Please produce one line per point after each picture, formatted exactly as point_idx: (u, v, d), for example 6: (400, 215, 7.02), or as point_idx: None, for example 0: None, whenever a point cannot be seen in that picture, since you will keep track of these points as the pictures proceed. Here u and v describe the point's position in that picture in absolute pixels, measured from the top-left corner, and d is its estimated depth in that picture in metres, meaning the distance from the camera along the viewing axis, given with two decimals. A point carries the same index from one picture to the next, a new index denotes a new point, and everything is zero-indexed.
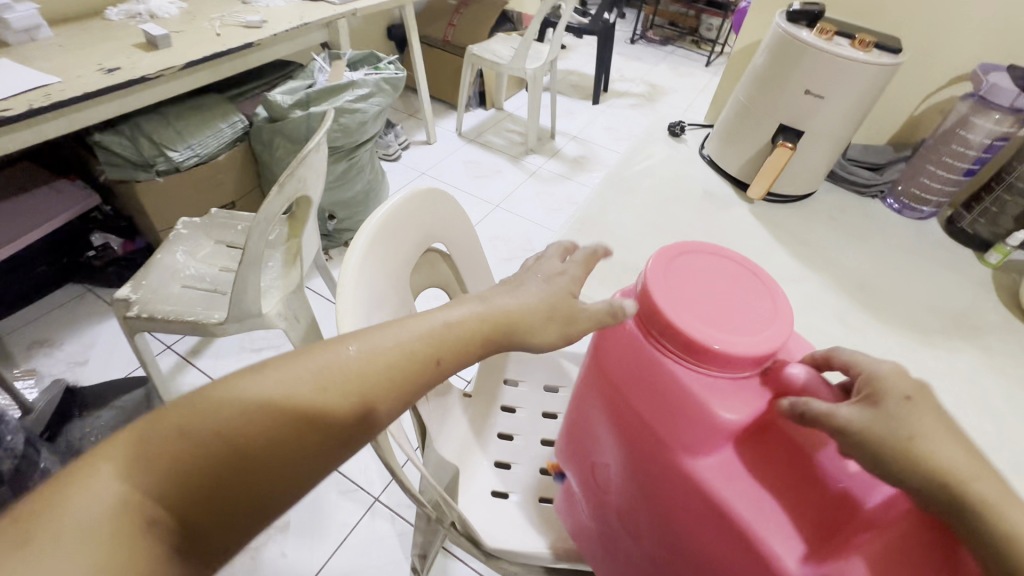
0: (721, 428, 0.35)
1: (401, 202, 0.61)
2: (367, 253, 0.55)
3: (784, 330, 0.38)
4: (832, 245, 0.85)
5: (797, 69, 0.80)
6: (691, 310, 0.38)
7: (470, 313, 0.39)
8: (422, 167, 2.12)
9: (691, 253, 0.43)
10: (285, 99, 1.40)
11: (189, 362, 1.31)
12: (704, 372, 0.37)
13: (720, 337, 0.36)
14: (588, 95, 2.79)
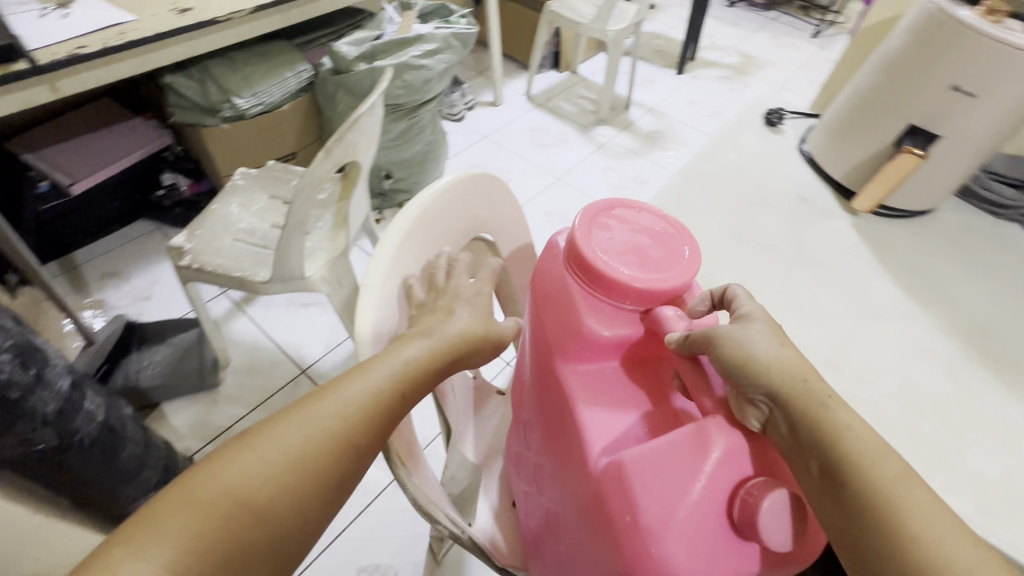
0: (591, 342, 0.44)
1: (448, 187, 0.55)
2: (402, 242, 0.49)
3: (682, 276, 0.45)
4: (952, 276, 0.70)
5: (945, 59, 0.64)
6: (608, 251, 0.45)
7: (425, 348, 0.41)
8: (486, 131, 2.03)
9: (625, 208, 0.50)
10: (351, 50, 1.35)
11: (241, 310, 1.35)
12: (602, 299, 0.45)
13: (627, 272, 0.43)
14: (673, 63, 2.56)
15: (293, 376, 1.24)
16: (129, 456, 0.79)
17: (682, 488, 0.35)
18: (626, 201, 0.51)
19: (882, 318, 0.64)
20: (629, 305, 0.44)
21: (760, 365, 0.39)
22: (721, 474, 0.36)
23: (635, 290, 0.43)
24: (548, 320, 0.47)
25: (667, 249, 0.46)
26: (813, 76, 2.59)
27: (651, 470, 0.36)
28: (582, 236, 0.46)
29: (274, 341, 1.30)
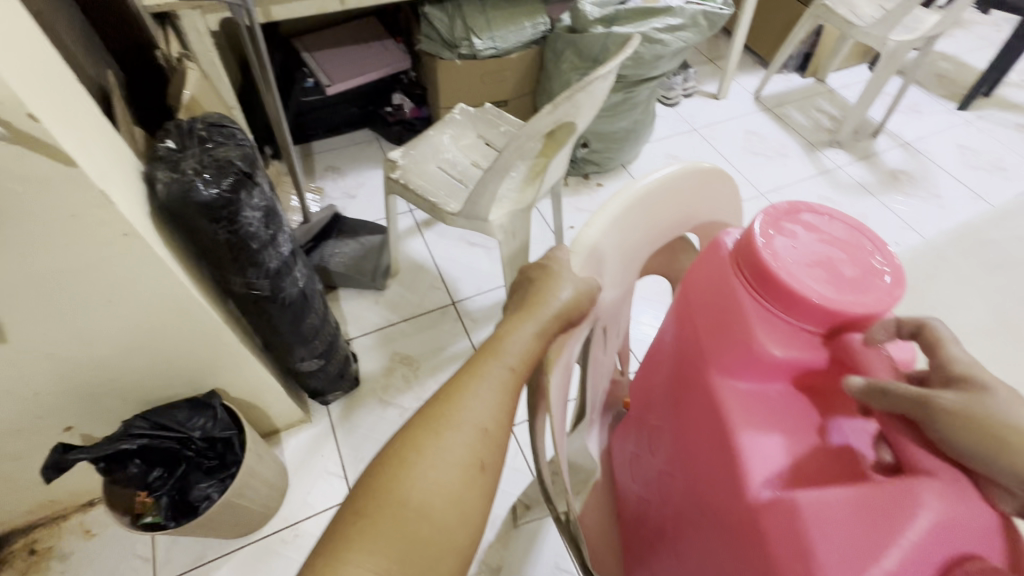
0: (764, 362, 0.39)
1: (694, 171, 0.53)
2: (636, 199, 0.48)
3: (880, 306, 0.38)
4: None
5: None
6: (794, 262, 0.39)
7: (542, 324, 0.40)
8: (697, 123, 1.88)
9: (812, 215, 0.43)
10: (594, 11, 1.33)
11: (420, 231, 1.48)
12: (777, 315, 0.39)
13: (818, 292, 0.38)
14: (957, 93, 2.07)
15: (444, 304, 1.33)
16: (310, 324, 0.91)
17: (881, 554, 0.30)
18: (811, 204, 0.44)
19: None
20: (809, 326, 0.39)
21: (1004, 442, 0.31)
22: (930, 548, 0.30)
23: (826, 312, 0.38)
24: (708, 322, 0.42)
25: (860, 270, 0.40)
26: None
27: (839, 526, 0.32)
28: (765, 239, 0.40)
29: (438, 268, 1.40)
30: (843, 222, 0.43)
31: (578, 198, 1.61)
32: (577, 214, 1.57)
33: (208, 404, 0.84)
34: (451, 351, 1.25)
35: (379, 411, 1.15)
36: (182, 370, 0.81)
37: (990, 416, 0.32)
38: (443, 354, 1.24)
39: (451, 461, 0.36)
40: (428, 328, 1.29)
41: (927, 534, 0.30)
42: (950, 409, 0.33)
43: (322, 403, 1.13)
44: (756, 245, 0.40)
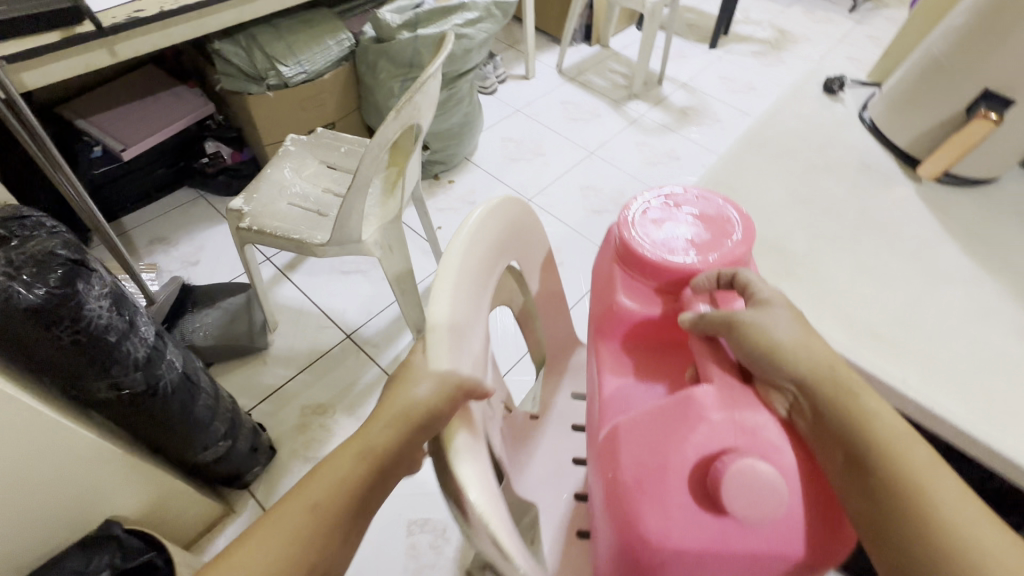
0: (621, 316, 0.53)
1: (498, 203, 0.49)
2: (465, 260, 0.42)
3: (715, 262, 0.51)
4: (1015, 244, 0.71)
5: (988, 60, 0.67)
6: (647, 236, 0.53)
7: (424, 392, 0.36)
8: (518, 104, 2.02)
9: (680, 196, 0.56)
10: (395, 18, 1.35)
11: (286, 276, 1.39)
12: (634, 278, 0.54)
13: (658, 254, 0.51)
14: (706, 37, 2.51)
15: (339, 340, 1.28)
16: (203, 407, 0.82)
17: (665, 447, 0.39)
18: (682, 187, 0.57)
19: (953, 283, 0.64)
20: (659, 284, 0.53)
21: (777, 345, 0.42)
22: (702, 440, 0.39)
23: (664, 270, 0.51)
24: (596, 302, 0.57)
25: (707, 234, 0.53)
26: (851, 51, 2.53)
27: (637, 432, 0.42)
28: (625, 222, 0.54)
29: (319, 308, 1.34)
30: (705, 198, 0.56)
31: (436, 200, 1.65)
32: (438, 214, 1.61)
33: (107, 537, 0.72)
34: (363, 383, 1.20)
35: (307, 470, 1.07)
36: (60, 511, 0.67)
37: (765, 330, 0.43)
38: (356, 390, 1.19)
39: (309, 500, 0.38)
40: (329, 370, 1.22)
41: (697, 426, 0.39)
42: (746, 322, 0.44)
43: (242, 488, 1.02)
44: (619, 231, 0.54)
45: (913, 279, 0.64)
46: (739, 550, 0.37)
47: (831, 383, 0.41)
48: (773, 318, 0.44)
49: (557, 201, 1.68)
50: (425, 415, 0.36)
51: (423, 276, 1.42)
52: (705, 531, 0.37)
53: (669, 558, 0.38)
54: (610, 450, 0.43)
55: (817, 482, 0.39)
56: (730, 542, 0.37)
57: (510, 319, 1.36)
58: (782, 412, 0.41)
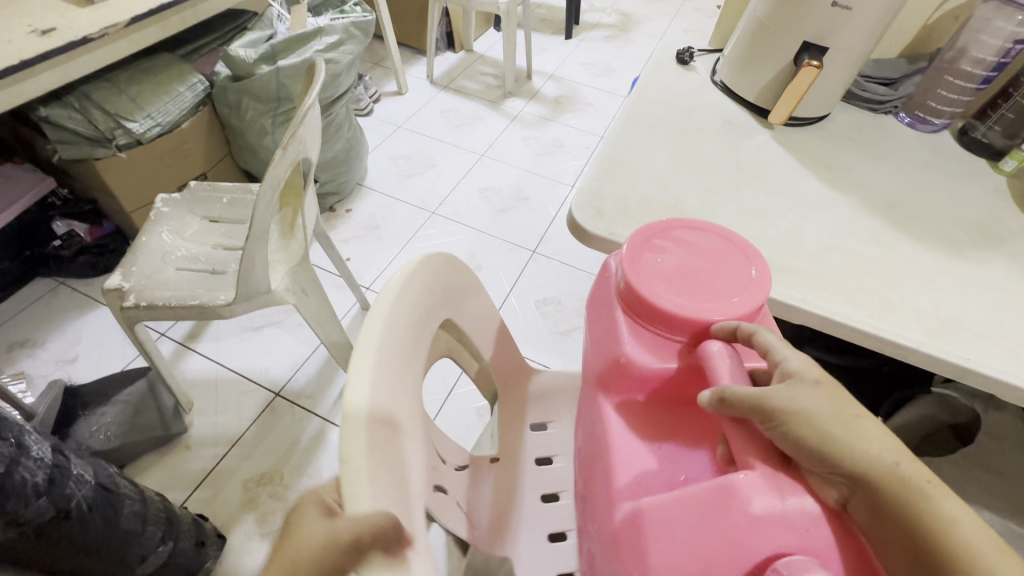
0: (628, 370, 0.47)
1: (421, 263, 0.47)
2: (386, 334, 0.39)
3: (738, 308, 0.46)
4: (854, 165, 0.84)
5: (802, 16, 0.79)
6: (660, 280, 0.47)
7: (318, 535, 0.29)
8: (398, 120, 2.00)
9: (694, 235, 0.51)
10: (249, 53, 1.28)
11: (189, 349, 1.27)
12: (644, 327, 0.47)
13: (674, 300, 0.46)
14: (560, 29, 2.65)
15: (268, 401, 1.19)
16: (130, 514, 0.73)
17: (705, 548, 0.36)
18: (693, 223, 0.52)
19: (818, 208, 0.74)
20: (674, 335, 0.47)
21: (827, 435, 0.38)
22: (752, 543, 0.34)
23: (680, 320, 0.45)
24: (598, 347, 0.51)
25: (720, 278, 0.48)
26: (686, 24, 2.81)
27: (673, 526, 0.37)
28: (635, 264, 0.48)
29: (238, 372, 1.24)
30: (716, 236, 0.51)
31: (337, 231, 1.58)
32: (343, 246, 1.54)
33: None
34: (307, 439, 1.13)
35: (267, 546, 0.99)
36: None
37: (809, 414, 0.38)
38: (301, 447, 1.12)
39: None
40: (265, 435, 1.13)
41: (744, 528, 0.35)
42: (789, 406, 0.38)
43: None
44: (627, 270, 0.48)
45: (787, 211, 0.73)
46: None
47: (894, 481, 0.37)
48: (820, 404, 0.39)
49: (460, 209, 1.69)
50: (319, 565, 0.29)
51: (343, 312, 1.36)
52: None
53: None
54: (638, 541, 0.39)
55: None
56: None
57: None
58: (834, 501, 0.37)
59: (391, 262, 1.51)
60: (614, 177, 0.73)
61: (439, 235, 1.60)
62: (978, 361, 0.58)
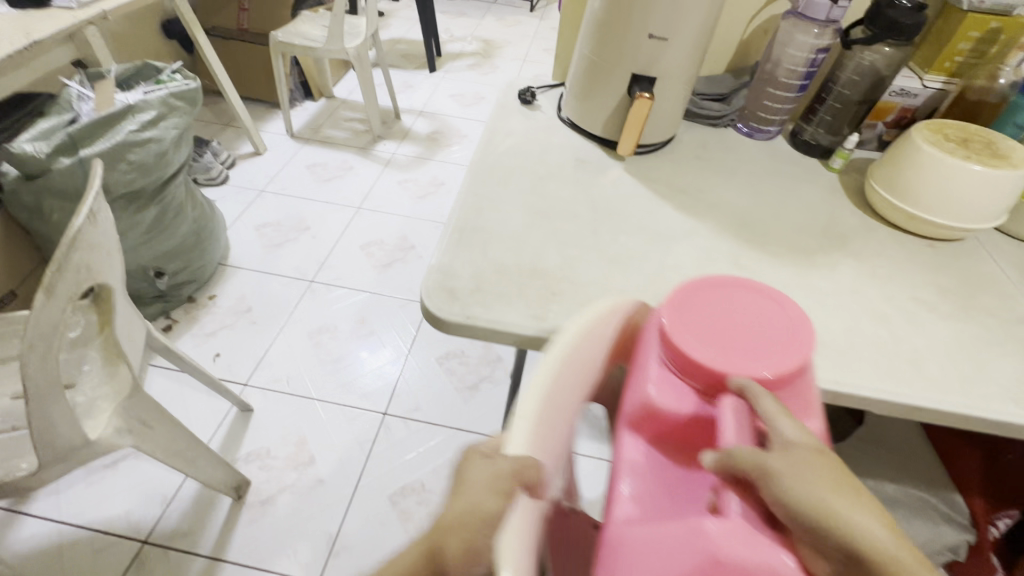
0: (654, 413, 0.43)
1: (619, 303, 0.48)
2: (564, 357, 0.40)
3: (773, 365, 0.42)
4: (705, 185, 0.84)
5: (626, 49, 0.78)
6: (699, 330, 0.44)
7: (482, 490, 0.30)
8: (259, 183, 1.83)
9: (748, 293, 0.48)
10: (40, 147, 1.06)
11: (18, 513, 1.03)
12: (665, 369, 0.45)
13: (700, 349, 0.43)
14: (423, 63, 2.61)
15: (134, 552, 1.00)
16: None
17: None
18: (755, 285, 0.49)
19: (677, 240, 0.73)
20: (698, 385, 0.43)
21: (818, 505, 0.31)
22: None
23: (704, 368, 0.42)
24: (626, 388, 0.47)
25: (766, 339, 0.44)
26: (546, 43, 2.90)
27: (641, 549, 0.33)
28: (674, 313, 0.45)
29: (85, 526, 1.02)
30: (768, 297, 0.48)
31: (198, 326, 1.38)
32: (208, 341, 1.35)
33: None
34: None
35: None
36: None
37: (803, 482, 0.32)
38: None
39: None
40: None
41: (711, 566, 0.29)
42: (784, 469, 0.33)
43: None
44: (662, 313, 0.46)
45: (648, 249, 0.70)
46: None
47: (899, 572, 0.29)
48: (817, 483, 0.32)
49: (342, 271, 1.56)
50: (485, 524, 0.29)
51: (215, 426, 1.18)
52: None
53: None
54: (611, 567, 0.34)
55: None
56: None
57: (341, 421, 1.22)
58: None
59: (269, 348, 1.35)
60: (466, 247, 0.66)
61: (323, 305, 1.46)
62: (847, 381, 0.58)
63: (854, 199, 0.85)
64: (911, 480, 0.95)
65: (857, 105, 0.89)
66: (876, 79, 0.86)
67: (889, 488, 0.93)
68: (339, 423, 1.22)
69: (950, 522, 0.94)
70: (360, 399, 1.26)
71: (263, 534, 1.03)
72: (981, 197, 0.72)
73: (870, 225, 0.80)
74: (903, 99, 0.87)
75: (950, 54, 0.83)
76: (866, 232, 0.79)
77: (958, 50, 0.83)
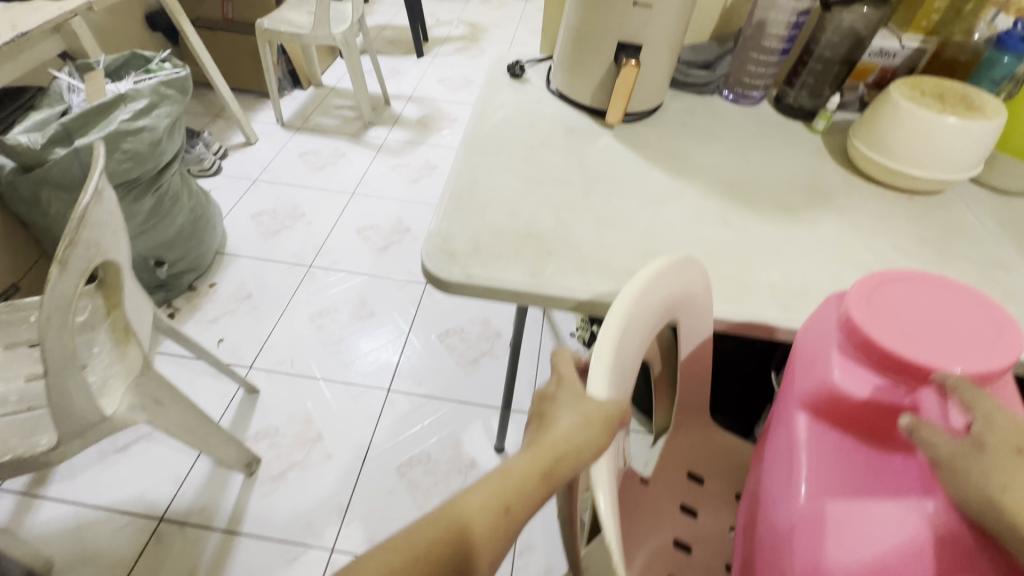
0: (836, 400, 0.43)
1: (676, 261, 0.49)
2: (630, 311, 0.44)
3: (986, 356, 0.39)
4: (692, 149, 0.87)
5: (611, 17, 0.80)
6: (895, 320, 0.41)
7: (570, 428, 0.41)
8: (253, 173, 1.83)
9: (932, 279, 0.45)
10: (35, 138, 1.08)
11: (36, 496, 1.05)
12: (853, 358, 0.43)
13: (901, 340, 0.40)
14: (410, 49, 2.61)
15: (151, 529, 1.03)
16: None
17: (878, 547, 0.40)
18: (942, 275, 0.45)
19: (667, 200, 0.75)
20: (893, 374, 0.41)
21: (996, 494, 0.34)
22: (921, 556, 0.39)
23: (907, 360, 0.40)
24: (800, 371, 0.47)
25: (967, 327, 0.41)
26: (532, 25, 2.89)
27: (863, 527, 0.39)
28: (865, 302, 0.43)
29: (102, 507, 1.05)
30: (959, 285, 0.44)
31: (200, 313, 1.40)
32: (212, 327, 1.37)
33: None
34: (207, 560, 0.99)
35: None
36: None
37: (1001, 478, 0.34)
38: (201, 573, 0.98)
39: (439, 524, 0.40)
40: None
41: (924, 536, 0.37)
42: (965, 463, 0.35)
43: None
44: (849, 304, 0.43)
45: (640, 210, 0.73)
46: None
47: None
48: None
49: (340, 256, 1.58)
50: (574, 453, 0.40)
51: (223, 408, 1.21)
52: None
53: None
54: (820, 539, 0.42)
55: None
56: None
57: (346, 399, 1.25)
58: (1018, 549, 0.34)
59: (272, 332, 1.37)
60: (462, 213, 0.69)
61: (322, 290, 1.48)
62: None
63: (837, 157, 0.88)
64: None
65: (839, 66, 0.90)
66: (856, 39, 0.87)
67: None
68: (344, 401, 1.24)
69: None
70: (365, 377, 1.29)
71: (275, 509, 1.06)
72: (953, 143, 0.75)
73: (853, 182, 0.83)
74: (882, 60, 0.90)
75: (927, 13, 0.85)
76: (849, 189, 0.82)
77: (934, 9, 0.84)
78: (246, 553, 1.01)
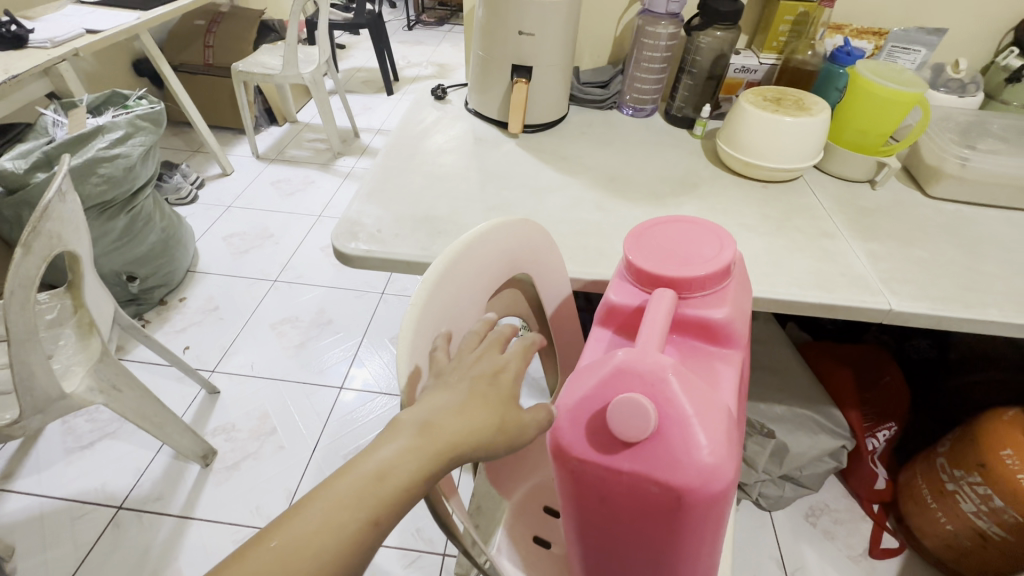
0: (613, 311, 0.52)
1: (506, 223, 0.60)
2: (457, 259, 0.54)
3: (705, 270, 0.49)
4: (585, 153, 1.01)
5: (506, 44, 0.96)
6: (649, 252, 0.52)
7: (466, 409, 0.39)
8: (227, 200, 1.97)
9: (696, 225, 0.54)
10: (19, 164, 1.22)
11: (3, 490, 1.13)
12: (623, 280, 0.53)
13: (644, 260, 0.51)
14: (380, 87, 2.82)
15: (110, 517, 1.10)
16: None
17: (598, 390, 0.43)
18: (704, 219, 0.56)
19: (552, 192, 0.88)
20: (645, 288, 0.51)
21: None
22: (614, 386, 0.40)
23: (649, 274, 0.50)
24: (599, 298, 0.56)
25: (709, 256, 0.51)
26: None
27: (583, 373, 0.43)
28: (632, 242, 0.54)
29: (65, 499, 1.12)
30: (714, 230, 0.54)
31: (169, 323, 1.51)
32: (178, 336, 1.47)
33: None
34: (161, 543, 1.06)
35: None
36: None
37: None
38: (153, 554, 1.05)
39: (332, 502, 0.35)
40: (108, 557, 1.04)
41: (614, 371, 0.41)
42: None
43: None
44: (624, 243, 0.54)
45: (526, 200, 0.86)
46: (640, 471, 0.40)
47: None
48: None
49: (303, 271, 1.70)
50: (471, 436, 0.39)
51: (184, 407, 1.30)
52: (597, 446, 0.41)
53: (575, 467, 0.42)
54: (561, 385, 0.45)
55: (688, 419, 0.38)
56: (611, 473, 0.41)
57: (300, 397, 1.34)
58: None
59: (234, 340, 1.47)
60: (371, 203, 0.82)
61: (286, 301, 1.60)
62: None
63: (709, 158, 1.02)
64: (795, 400, 1.09)
65: (706, 81, 1.05)
66: (720, 56, 1.03)
67: (779, 409, 1.08)
68: (299, 399, 1.34)
69: (826, 432, 1.07)
70: (320, 376, 1.40)
71: (228, 497, 1.14)
72: (789, 134, 0.88)
73: (719, 175, 0.97)
74: (745, 75, 1.07)
75: (775, 35, 1.03)
76: (715, 180, 0.95)
77: (780, 32, 1.02)
78: (197, 535, 1.08)
